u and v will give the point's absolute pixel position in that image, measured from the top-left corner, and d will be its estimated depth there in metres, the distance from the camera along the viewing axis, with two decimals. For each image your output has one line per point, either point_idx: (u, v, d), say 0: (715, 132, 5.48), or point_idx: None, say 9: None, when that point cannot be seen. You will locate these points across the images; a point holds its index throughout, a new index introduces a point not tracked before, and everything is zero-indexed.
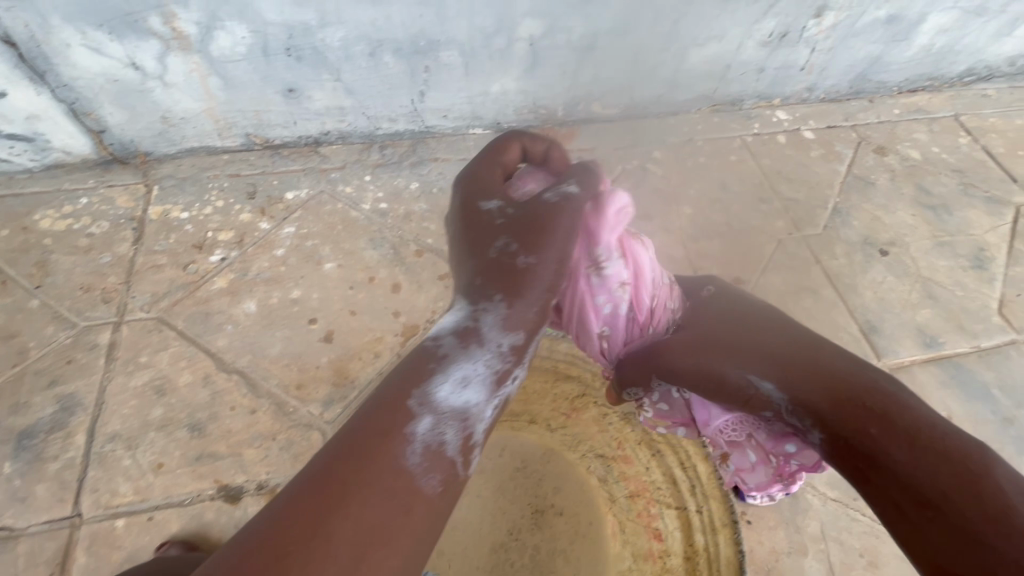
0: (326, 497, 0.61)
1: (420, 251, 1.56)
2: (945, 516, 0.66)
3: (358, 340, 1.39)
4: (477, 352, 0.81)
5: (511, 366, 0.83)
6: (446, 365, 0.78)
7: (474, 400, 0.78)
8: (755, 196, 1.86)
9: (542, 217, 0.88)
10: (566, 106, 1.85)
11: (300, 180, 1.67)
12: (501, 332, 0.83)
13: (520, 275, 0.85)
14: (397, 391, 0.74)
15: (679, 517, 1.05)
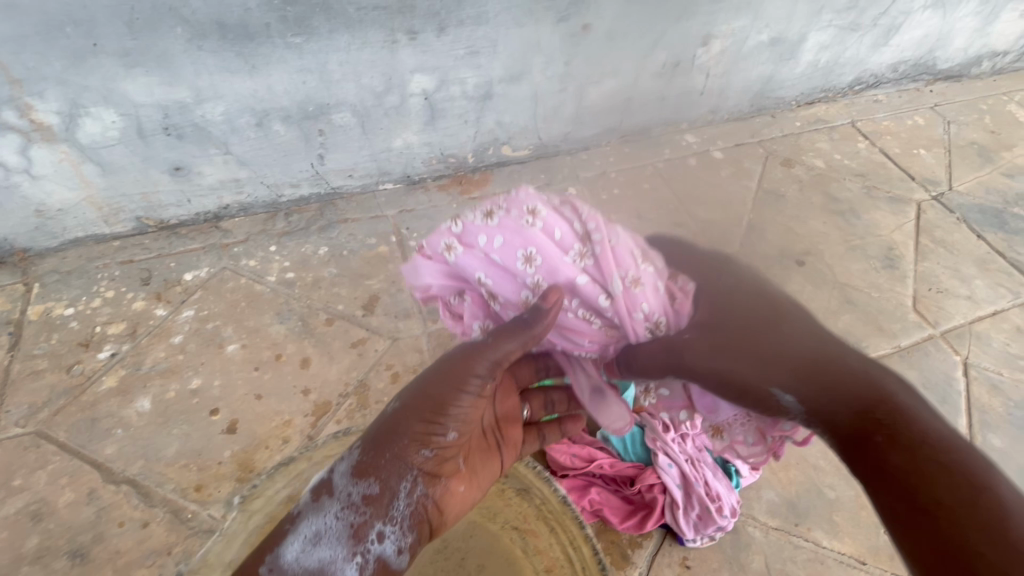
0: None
1: (331, 319, 1.50)
2: (957, 528, 0.55)
3: (265, 426, 1.30)
4: (326, 505, 0.72)
5: (370, 519, 0.73)
6: (298, 523, 0.71)
7: (330, 556, 0.70)
8: (670, 221, 1.88)
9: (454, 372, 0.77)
10: (475, 152, 1.85)
11: (200, 259, 1.59)
12: (353, 481, 0.74)
13: (393, 443, 0.75)
14: (253, 554, 0.70)
15: None
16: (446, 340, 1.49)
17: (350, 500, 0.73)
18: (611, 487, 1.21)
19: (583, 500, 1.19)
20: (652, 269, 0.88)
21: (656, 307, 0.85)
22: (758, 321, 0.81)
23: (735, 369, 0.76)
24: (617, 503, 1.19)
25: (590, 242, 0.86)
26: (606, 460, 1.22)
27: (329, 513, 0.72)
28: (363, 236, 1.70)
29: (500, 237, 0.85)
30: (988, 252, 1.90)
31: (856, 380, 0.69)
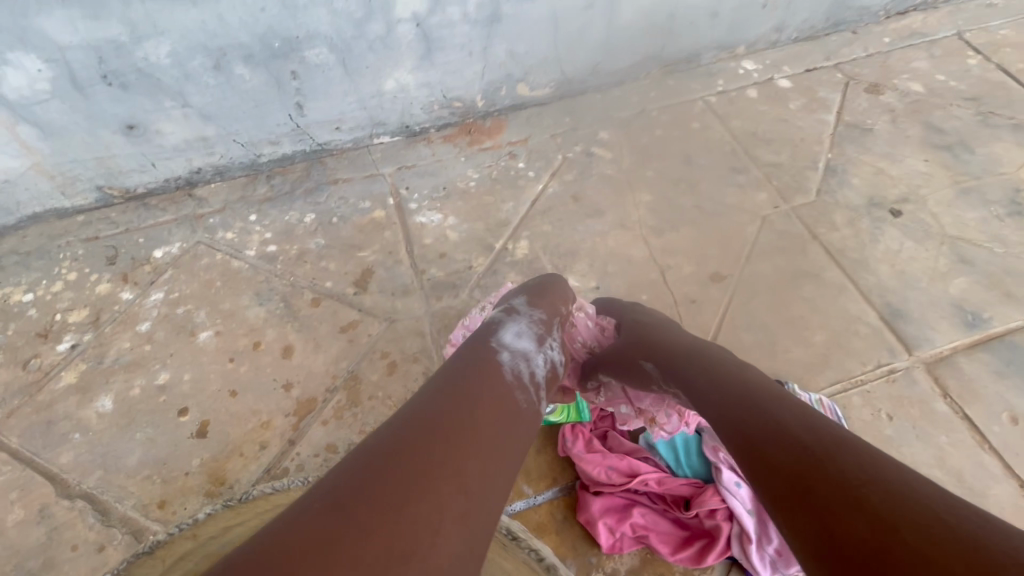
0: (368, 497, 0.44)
1: (317, 299, 1.27)
2: (862, 541, 0.47)
3: (240, 429, 1.10)
4: (517, 317, 0.79)
5: (548, 333, 0.80)
6: (499, 324, 0.76)
7: (531, 348, 0.74)
8: (726, 166, 1.52)
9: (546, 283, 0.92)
10: (484, 93, 1.55)
11: (171, 232, 1.38)
12: (530, 306, 0.83)
13: (547, 296, 0.88)
14: (472, 338, 0.72)
15: None
16: (452, 322, 1.23)
17: (524, 321, 0.79)
18: (658, 507, 0.95)
19: (622, 524, 0.93)
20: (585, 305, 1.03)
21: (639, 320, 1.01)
22: (674, 346, 0.85)
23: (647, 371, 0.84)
24: (666, 529, 0.93)
25: None
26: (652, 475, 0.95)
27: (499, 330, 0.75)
28: (356, 199, 1.45)
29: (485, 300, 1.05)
30: None
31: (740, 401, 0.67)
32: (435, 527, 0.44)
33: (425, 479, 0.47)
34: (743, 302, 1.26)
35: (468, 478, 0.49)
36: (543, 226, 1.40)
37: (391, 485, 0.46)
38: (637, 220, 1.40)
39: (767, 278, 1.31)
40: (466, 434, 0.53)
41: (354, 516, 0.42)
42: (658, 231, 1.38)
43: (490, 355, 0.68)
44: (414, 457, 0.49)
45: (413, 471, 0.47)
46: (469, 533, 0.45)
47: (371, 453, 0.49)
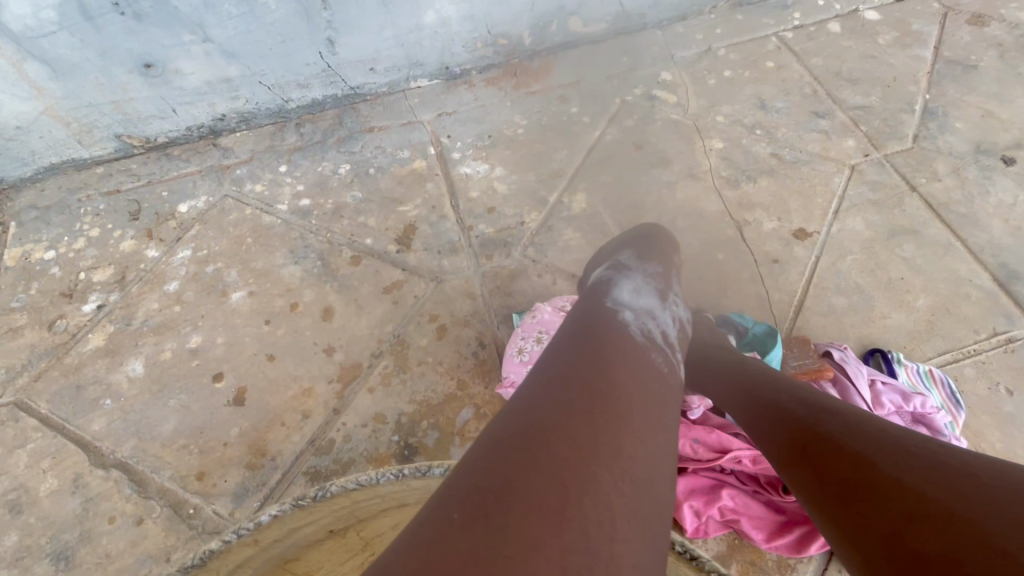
0: (522, 492, 0.40)
1: (357, 256, 1.16)
2: (886, 518, 0.44)
3: (280, 396, 1.01)
4: (630, 273, 0.73)
5: (667, 287, 0.72)
6: (614, 283, 0.70)
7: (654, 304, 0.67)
8: (807, 109, 1.35)
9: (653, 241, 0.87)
10: (533, 29, 1.38)
11: (196, 185, 1.27)
12: (642, 262, 0.77)
13: (653, 253, 0.81)
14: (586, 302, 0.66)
15: None
16: (506, 282, 1.11)
17: (641, 285, 0.70)
18: (749, 488, 0.84)
19: (712, 508, 0.82)
20: None
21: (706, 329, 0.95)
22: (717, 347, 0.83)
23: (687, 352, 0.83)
24: (760, 514, 0.82)
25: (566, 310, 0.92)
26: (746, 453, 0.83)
27: (615, 293, 0.67)
28: (394, 148, 1.32)
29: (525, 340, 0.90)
30: None
31: (775, 395, 0.66)
32: (597, 530, 0.39)
33: (577, 472, 0.42)
34: (833, 262, 1.11)
35: (622, 469, 0.44)
36: (602, 177, 1.25)
37: (542, 479, 0.41)
38: (708, 170, 1.25)
39: (860, 234, 1.15)
40: (611, 416, 0.47)
41: (510, 515, 0.38)
42: (733, 182, 1.22)
43: (614, 321, 0.60)
44: (561, 447, 0.43)
45: (563, 463, 0.42)
46: (632, 539, 0.40)
47: (506, 436, 0.45)
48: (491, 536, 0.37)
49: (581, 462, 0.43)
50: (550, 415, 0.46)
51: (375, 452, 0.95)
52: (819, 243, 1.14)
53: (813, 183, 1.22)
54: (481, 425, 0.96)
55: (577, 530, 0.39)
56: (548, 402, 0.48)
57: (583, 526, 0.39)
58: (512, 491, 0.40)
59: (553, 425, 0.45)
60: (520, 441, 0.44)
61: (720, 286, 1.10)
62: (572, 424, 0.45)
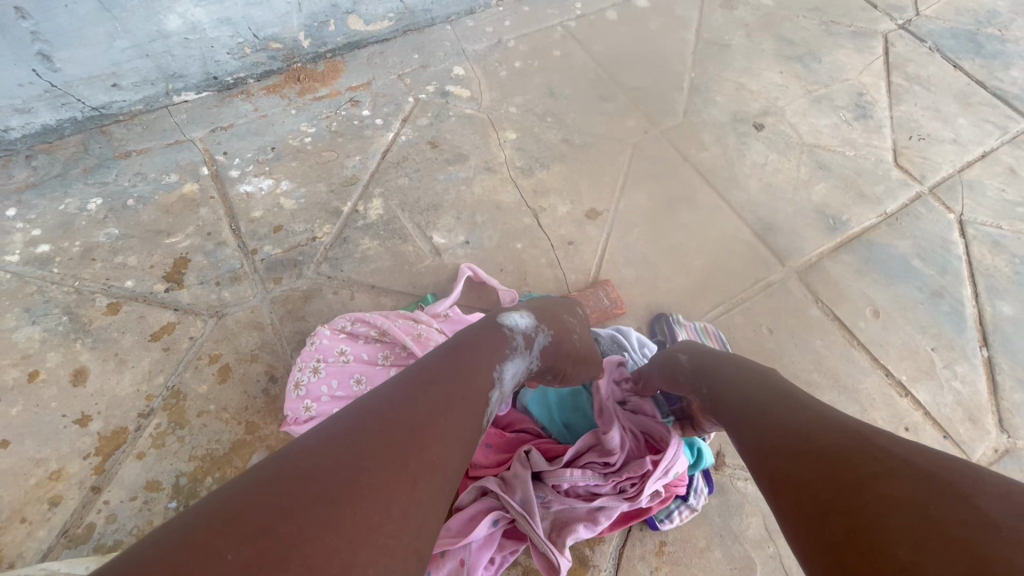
0: (325, 503, 0.40)
1: (115, 303, 1.00)
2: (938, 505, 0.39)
3: (19, 487, 0.84)
4: (533, 343, 0.72)
5: (535, 354, 0.72)
6: (513, 348, 0.68)
7: (517, 372, 0.67)
8: (593, 95, 1.42)
9: (566, 307, 0.87)
10: (308, 31, 1.29)
11: None
12: (550, 328, 0.77)
13: (560, 316, 0.82)
14: (480, 345, 0.64)
15: None
16: (298, 305, 1.03)
17: (509, 346, 0.67)
18: None
19: (541, 542, 0.77)
20: (411, 317, 0.87)
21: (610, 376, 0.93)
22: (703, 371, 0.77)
23: (552, 335, 0.77)
24: (584, 526, 0.79)
25: (352, 327, 0.86)
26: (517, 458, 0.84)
27: (496, 315, 0.72)
28: (158, 172, 1.16)
29: (307, 374, 0.81)
30: (968, 84, 1.57)
31: (771, 396, 0.63)
32: (381, 554, 0.39)
33: (382, 488, 0.42)
34: (621, 237, 1.19)
35: (433, 486, 0.45)
36: (398, 180, 1.21)
37: (349, 487, 0.41)
38: (503, 163, 1.26)
39: (643, 208, 1.24)
40: (441, 430, 0.49)
41: (301, 534, 0.37)
42: (528, 172, 1.26)
43: (488, 347, 0.64)
44: (383, 462, 0.44)
45: (380, 475, 0.43)
46: None
47: (340, 431, 0.46)
48: (271, 548, 0.36)
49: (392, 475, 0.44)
50: (365, 435, 0.46)
51: (149, 526, 0.82)
52: (609, 221, 1.21)
53: (600, 164, 1.29)
54: None
55: (358, 546, 0.38)
56: (398, 410, 0.49)
57: (364, 547, 0.39)
58: (317, 497, 0.40)
59: (379, 439, 0.46)
60: (345, 449, 0.44)
61: (520, 275, 1.12)
62: (397, 436, 0.46)
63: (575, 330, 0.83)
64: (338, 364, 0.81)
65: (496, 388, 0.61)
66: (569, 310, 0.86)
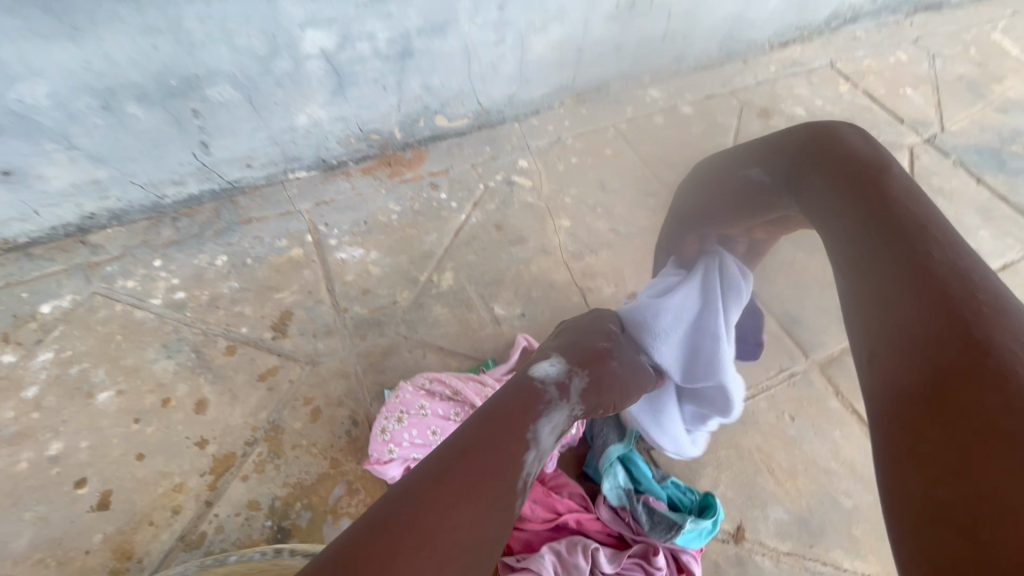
0: (400, 550, 0.58)
1: (232, 346, 1.21)
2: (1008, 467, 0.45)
3: (148, 495, 1.02)
4: (565, 399, 0.84)
5: (572, 407, 0.85)
6: (547, 406, 0.81)
7: (554, 428, 0.80)
8: (639, 190, 1.62)
9: (595, 333, 0.98)
10: (402, 125, 1.55)
11: (62, 285, 1.27)
12: (578, 375, 0.89)
13: (589, 354, 0.93)
14: (516, 408, 0.79)
15: None
16: (379, 359, 1.22)
17: (540, 405, 0.81)
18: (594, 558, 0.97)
19: None
20: (477, 379, 1.04)
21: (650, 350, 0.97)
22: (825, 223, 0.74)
23: (580, 380, 0.88)
24: None
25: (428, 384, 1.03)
26: (581, 549, 0.91)
27: (529, 371, 0.88)
28: (272, 237, 1.40)
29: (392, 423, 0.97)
30: (990, 198, 1.69)
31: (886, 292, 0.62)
32: None
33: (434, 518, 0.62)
34: None
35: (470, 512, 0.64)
36: (467, 256, 1.41)
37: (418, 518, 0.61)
38: (558, 246, 1.45)
39: None
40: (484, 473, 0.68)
41: (389, 546, 0.58)
42: (579, 256, 1.44)
43: (521, 408, 0.79)
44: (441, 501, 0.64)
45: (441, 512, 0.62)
46: None
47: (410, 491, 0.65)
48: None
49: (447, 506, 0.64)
50: (425, 497, 0.64)
51: (248, 539, 0.99)
52: None
53: (642, 253, 1.47)
54: (354, 499, 1.04)
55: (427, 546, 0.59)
56: (449, 474, 0.66)
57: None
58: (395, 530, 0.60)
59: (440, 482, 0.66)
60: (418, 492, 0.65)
61: None
62: (450, 482, 0.65)
63: (608, 359, 0.93)
64: (417, 417, 0.98)
65: (530, 444, 0.75)
66: (596, 332, 0.98)
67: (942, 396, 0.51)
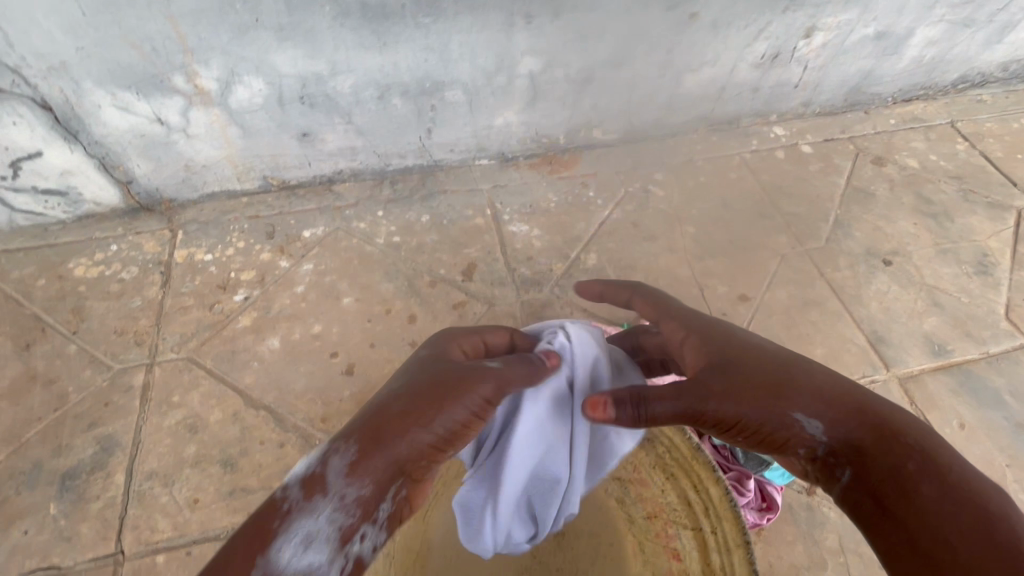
0: None
1: (434, 282, 1.63)
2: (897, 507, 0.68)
3: (378, 371, 1.45)
4: (319, 502, 0.71)
5: (357, 521, 0.72)
6: (287, 523, 0.70)
7: (318, 561, 0.69)
8: (755, 212, 1.90)
9: (457, 378, 0.82)
10: (568, 133, 1.92)
11: (316, 218, 1.75)
12: (349, 479, 0.72)
13: (427, 410, 0.77)
14: (307, 491, 0.72)
15: (695, 537, 0.92)
16: (538, 310, 1.60)
17: (275, 528, 0.69)
18: None
19: None
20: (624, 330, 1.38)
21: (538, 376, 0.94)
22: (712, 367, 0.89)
23: (408, 442, 0.75)
24: None
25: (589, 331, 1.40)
26: None
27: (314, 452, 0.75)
28: (461, 207, 1.82)
29: None
30: None
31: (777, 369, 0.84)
32: None
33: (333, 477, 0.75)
34: (762, 319, 1.64)
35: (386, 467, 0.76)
36: (609, 244, 1.77)
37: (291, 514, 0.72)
38: (683, 247, 1.77)
39: (782, 303, 1.68)
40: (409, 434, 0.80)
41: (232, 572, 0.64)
42: (700, 257, 1.76)
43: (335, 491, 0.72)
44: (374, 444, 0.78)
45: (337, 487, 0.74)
46: None
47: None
48: None
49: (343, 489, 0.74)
50: None
51: None
52: (753, 305, 1.67)
53: (753, 264, 1.76)
54: None
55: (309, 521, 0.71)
56: None
57: None
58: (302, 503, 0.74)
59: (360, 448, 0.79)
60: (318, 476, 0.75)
61: None
62: (275, 513, 0.71)
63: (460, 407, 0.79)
64: None
65: (396, 484, 0.75)
66: (467, 387, 0.81)
67: (869, 456, 0.72)
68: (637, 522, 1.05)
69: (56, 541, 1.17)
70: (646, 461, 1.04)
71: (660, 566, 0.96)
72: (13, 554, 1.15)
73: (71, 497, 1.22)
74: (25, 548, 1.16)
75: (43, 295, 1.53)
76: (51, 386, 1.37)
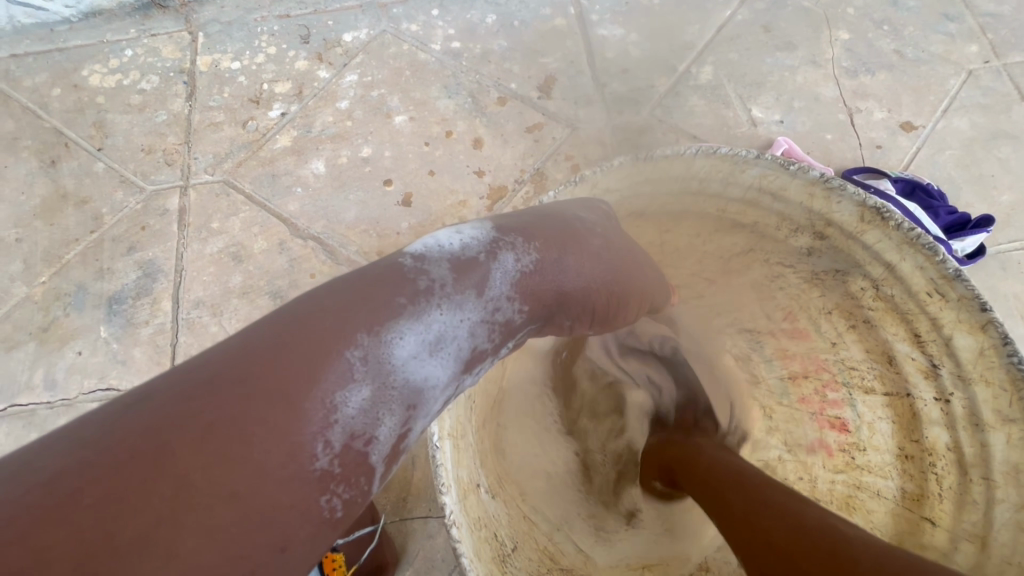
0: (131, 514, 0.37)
1: (503, 98, 1.31)
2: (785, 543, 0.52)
3: (439, 203, 1.22)
4: (473, 298, 0.58)
5: (467, 363, 0.58)
6: (421, 306, 0.54)
7: (432, 379, 0.54)
8: (939, 11, 1.38)
9: (564, 236, 0.67)
10: None
11: (358, 19, 1.40)
12: (514, 288, 0.61)
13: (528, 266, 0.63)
14: (358, 312, 0.51)
15: (893, 406, 0.71)
16: (634, 137, 1.27)
17: (389, 309, 0.53)
18: None
19: None
20: None
21: (409, 347, 0.52)
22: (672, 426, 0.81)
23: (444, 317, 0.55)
24: None
25: None
26: None
27: (414, 244, 0.62)
28: (537, 4, 1.41)
29: None
30: None
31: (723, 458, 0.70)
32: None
33: (112, 502, 0.37)
34: (932, 156, 1.24)
35: (233, 494, 0.40)
36: (729, 54, 1.35)
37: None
38: (830, 60, 1.34)
39: (962, 135, 1.26)
40: (267, 424, 0.42)
41: (201, 431, 0.41)
42: (852, 73, 1.32)
43: (342, 334, 0.49)
44: (183, 441, 0.40)
45: (98, 532, 0.36)
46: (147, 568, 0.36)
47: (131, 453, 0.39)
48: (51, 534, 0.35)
49: (105, 547, 0.36)
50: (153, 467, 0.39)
51: None
52: (921, 137, 1.26)
53: (927, 83, 1.31)
54: None
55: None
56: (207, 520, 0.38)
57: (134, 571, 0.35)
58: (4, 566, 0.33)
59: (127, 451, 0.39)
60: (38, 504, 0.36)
61: (824, 162, 1.25)
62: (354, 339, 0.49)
63: (562, 275, 0.65)
64: None
65: (452, 379, 0.56)
66: (572, 253, 0.66)
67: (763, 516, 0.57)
68: (774, 383, 0.88)
69: (110, 364, 1.10)
70: (822, 306, 0.76)
71: (801, 438, 0.83)
72: (71, 373, 1.09)
73: (121, 321, 1.13)
74: (82, 368, 1.10)
75: (59, 106, 1.33)
76: (83, 206, 1.23)
